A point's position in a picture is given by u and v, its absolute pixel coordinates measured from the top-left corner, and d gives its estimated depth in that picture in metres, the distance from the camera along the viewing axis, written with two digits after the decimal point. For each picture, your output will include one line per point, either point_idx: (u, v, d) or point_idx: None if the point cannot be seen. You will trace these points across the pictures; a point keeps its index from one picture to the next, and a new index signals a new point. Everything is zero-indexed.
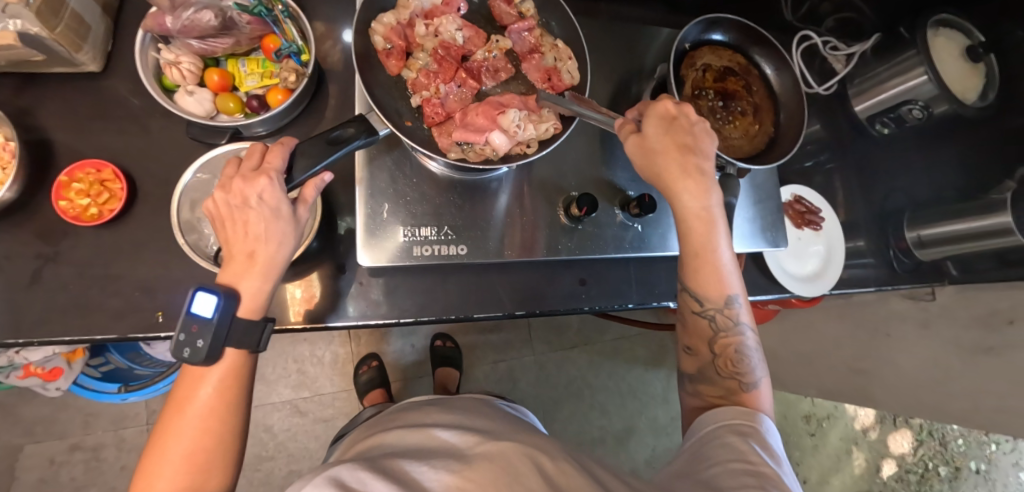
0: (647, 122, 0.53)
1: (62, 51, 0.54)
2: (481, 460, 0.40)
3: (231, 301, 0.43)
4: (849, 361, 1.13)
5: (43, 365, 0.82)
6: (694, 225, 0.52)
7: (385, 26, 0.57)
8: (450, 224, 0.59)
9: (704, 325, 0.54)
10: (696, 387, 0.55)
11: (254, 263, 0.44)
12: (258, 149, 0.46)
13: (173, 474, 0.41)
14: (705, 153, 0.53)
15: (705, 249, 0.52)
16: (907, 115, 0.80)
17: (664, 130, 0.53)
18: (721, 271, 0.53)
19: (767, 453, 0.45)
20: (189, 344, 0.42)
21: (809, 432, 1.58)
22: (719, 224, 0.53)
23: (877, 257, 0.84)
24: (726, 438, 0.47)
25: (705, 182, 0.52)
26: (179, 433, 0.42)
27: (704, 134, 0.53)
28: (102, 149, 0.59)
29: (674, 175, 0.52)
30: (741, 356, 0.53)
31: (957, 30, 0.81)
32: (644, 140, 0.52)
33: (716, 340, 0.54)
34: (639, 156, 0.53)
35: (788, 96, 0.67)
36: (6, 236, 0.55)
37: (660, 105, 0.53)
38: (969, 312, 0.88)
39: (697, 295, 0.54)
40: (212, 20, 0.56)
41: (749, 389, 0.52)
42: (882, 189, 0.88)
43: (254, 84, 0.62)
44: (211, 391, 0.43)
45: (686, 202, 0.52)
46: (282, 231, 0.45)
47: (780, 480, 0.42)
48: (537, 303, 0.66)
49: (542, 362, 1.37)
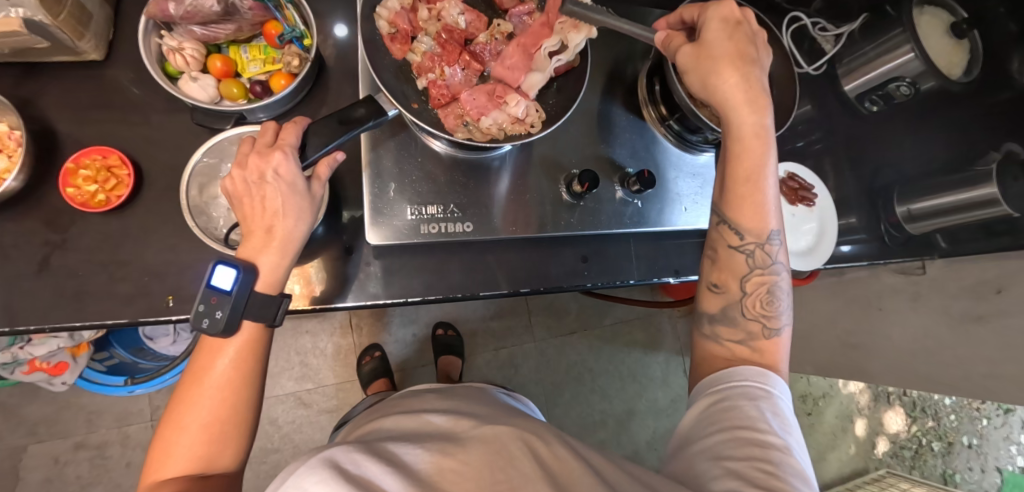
0: (710, 26, 0.53)
1: (65, 39, 0.55)
2: (474, 442, 0.41)
3: (250, 274, 0.44)
4: (844, 336, 1.16)
5: (48, 359, 0.82)
6: (749, 144, 0.52)
7: (390, 11, 0.58)
8: (455, 201, 0.60)
9: (739, 260, 0.54)
10: (714, 329, 0.55)
11: (272, 238, 0.45)
12: (271, 126, 0.48)
13: (192, 441, 0.42)
14: (761, 65, 0.54)
15: (752, 171, 0.52)
16: (895, 92, 0.83)
17: (727, 35, 0.53)
18: (764, 205, 0.53)
19: (776, 420, 0.46)
20: (208, 315, 0.43)
21: (806, 411, 1.61)
22: (769, 149, 0.53)
23: (869, 232, 0.86)
24: (736, 401, 0.47)
25: (764, 107, 0.53)
26: (196, 402, 0.43)
27: (762, 46, 0.55)
28: (107, 137, 0.60)
29: (736, 98, 0.52)
30: (770, 299, 0.54)
31: (940, 7, 0.84)
32: (704, 49, 0.52)
33: (748, 277, 0.54)
34: (694, 68, 0.53)
35: (780, 73, 0.68)
36: (15, 224, 0.55)
37: (725, 7, 0.53)
38: (958, 283, 0.92)
39: (737, 227, 0.54)
40: (215, 6, 0.56)
41: (770, 335, 0.53)
42: (873, 165, 0.90)
43: (256, 70, 0.63)
44: (227, 363, 0.44)
45: (745, 119, 0.52)
46: (299, 206, 0.46)
47: (785, 448, 0.44)
48: (540, 281, 0.67)
49: (543, 349, 1.38)
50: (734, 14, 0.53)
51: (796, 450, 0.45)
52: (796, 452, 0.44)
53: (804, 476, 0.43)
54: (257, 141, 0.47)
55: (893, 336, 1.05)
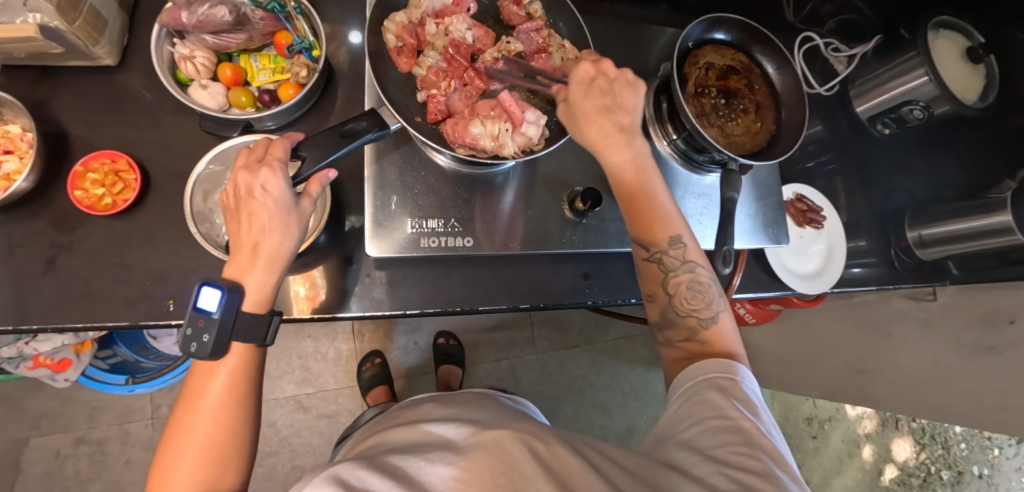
0: (571, 88, 0.55)
1: (80, 45, 0.56)
2: (474, 450, 0.40)
3: (235, 295, 0.44)
4: (851, 361, 1.13)
5: (52, 356, 0.83)
6: (626, 176, 0.55)
7: (397, 24, 0.59)
8: (456, 216, 0.60)
9: (654, 269, 0.54)
10: (664, 335, 0.55)
11: (258, 255, 0.45)
12: (263, 143, 0.48)
13: (190, 467, 0.42)
14: (629, 109, 0.55)
15: (642, 199, 0.55)
16: (908, 115, 0.82)
17: (585, 94, 0.54)
18: (662, 213, 0.54)
19: (746, 407, 0.44)
20: (196, 340, 0.43)
21: (811, 434, 1.58)
22: (649, 172, 0.55)
23: (879, 257, 0.84)
24: (705, 394, 0.46)
25: (626, 137, 0.55)
26: (192, 426, 0.42)
27: (625, 87, 0.55)
28: (117, 141, 0.61)
29: (599, 141, 0.54)
30: (695, 292, 0.53)
31: (956, 31, 0.83)
32: (571, 107, 0.55)
33: (667, 280, 0.54)
34: (570, 125, 0.55)
35: (789, 94, 0.68)
36: (23, 225, 0.56)
37: (579, 69, 0.54)
38: (968, 312, 0.89)
39: (642, 242, 0.54)
40: (226, 16, 0.57)
41: (709, 325, 0.52)
42: (884, 187, 0.88)
43: (265, 79, 0.64)
44: (221, 385, 0.44)
45: (612, 156, 0.54)
46: (285, 222, 0.46)
47: (758, 432, 0.42)
48: (542, 297, 0.67)
49: (544, 361, 1.37)
50: (589, 71, 0.54)
51: (770, 434, 0.44)
52: (770, 435, 0.43)
53: (781, 456, 0.41)
54: (248, 157, 0.47)
55: (903, 362, 1.02)
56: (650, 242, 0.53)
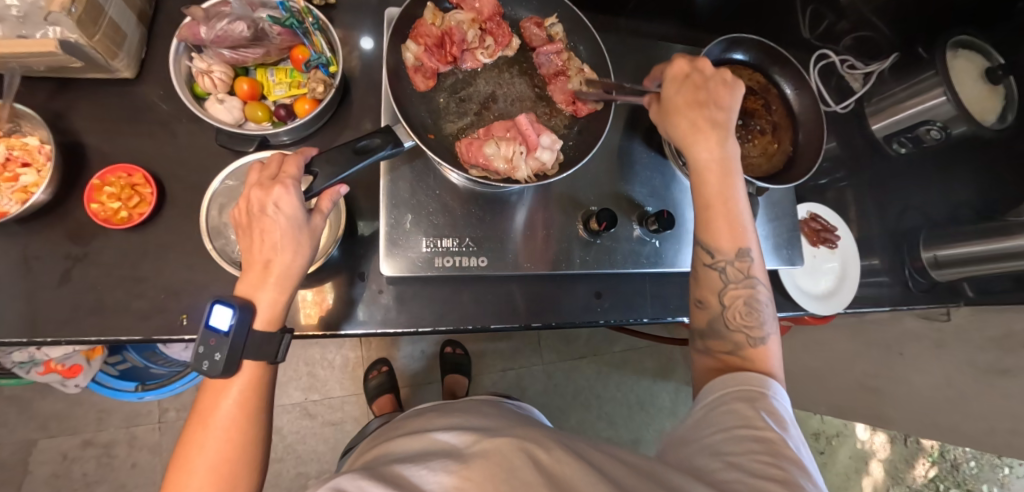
0: (666, 86, 0.57)
1: (98, 58, 0.56)
2: (477, 458, 0.40)
3: (247, 313, 0.43)
4: (861, 378, 1.12)
5: (63, 361, 0.83)
6: (708, 177, 0.53)
7: (418, 46, 0.59)
8: (471, 235, 0.60)
9: (713, 276, 0.53)
10: (706, 345, 0.53)
11: (269, 273, 0.45)
12: (276, 159, 0.47)
13: (201, 485, 0.40)
14: (723, 108, 0.54)
15: (717, 203, 0.52)
16: (925, 135, 0.81)
17: (677, 91, 0.56)
18: (734, 222, 0.52)
19: (773, 419, 0.43)
20: (207, 358, 0.42)
21: (819, 450, 1.58)
22: (734, 178, 0.54)
23: (893, 276, 0.83)
24: (732, 404, 0.45)
25: (719, 134, 0.54)
26: (203, 444, 0.42)
27: (721, 87, 0.55)
28: (133, 153, 0.61)
29: (685, 130, 0.54)
30: (751, 309, 0.52)
31: (975, 51, 0.82)
32: (665, 105, 0.56)
33: (725, 291, 0.52)
34: (660, 121, 0.57)
35: (808, 115, 0.67)
36: (38, 237, 0.57)
37: (674, 65, 0.57)
38: (982, 333, 0.89)
39: (709, 246, 0.53)
40: (244, 31, 0.58)
41: (759, 344, 0.51)
42: (898, 206, 0.87)
43: (282, 93, 0.64)
44: (232, 403, 0.43)
45: (699, 154, 0.53)
46: (297, 241, 0.45)
47: (788, 445, 0.41)
48: (552, 315, 0.67)
49: (550, 371, 1.37)
50: (683, 69, 0.57)
51: (798, 449, 0.42)
52: (798, 449, 0.42)
53: (807, 470, 0.40)
54: (261, 173, 0.46)
55: (915, 382, 1.01)
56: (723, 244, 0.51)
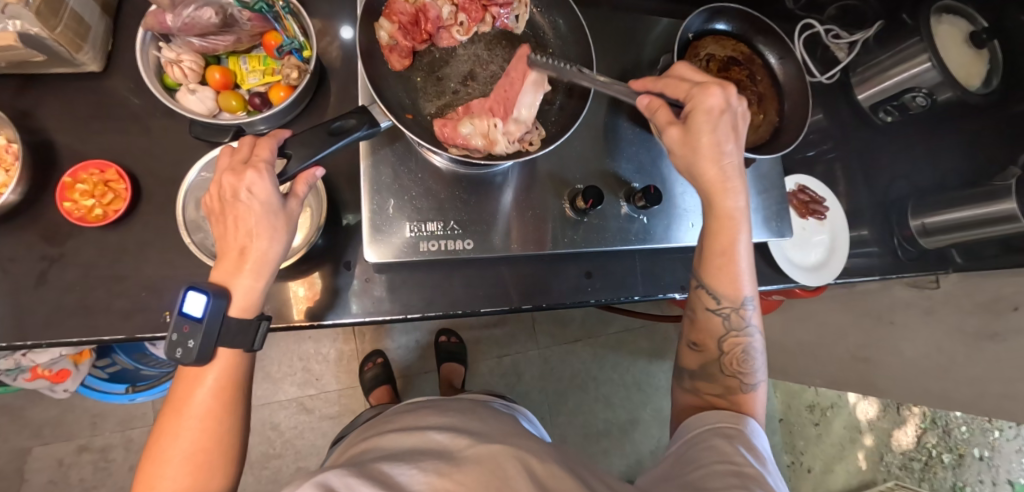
0: (694, 115, 0.50)
1: (62, 52, 0.54)
2: (470, 462, 0.40)
3: (221, 300, 0.42)
4: (854, 349, 1.13)
5: (51, 367, 0.81)
6: (727, 225, 0.53)
7: (392, 23, 0.57)
8: (455, 218, 0.59)
9: (716, 322, 0.56)
10: (694, 384, 0.58)
11: (246, 259, 0.43)
12: (248, 142, 0.46)
13: (177, 474, 0.40)
14: (740, 149, 0.53)
15: (733, 255, 0.54)
16: (910, 103, 0.80)
17: (710, 126, 0.50)
18: (741, 274, 0.54)
19: (751, 455, 0.47)
20: (181, 345, 0.41)
21: (813, 421, 1.60)
22: (745, 226, 0.54)
23: (882, 246, 0.84)
24: (712, 440, 0.49)
25: (741, 186, 0.53)
26: (178, 434, 0.41)
27: (741, 124, 0.52)
28: (105, 149, 0.59)
29: (713, 182, 0.52)
30: (746, 356, 0.56)
31: (959, 16, 0.81)
32: (690, 138, 0.51)
33: (724, 338, 0.56)
34: (684, 155, 0.52)
35: (792, 85, 0.66)
36: (10, 238, 0.55)
37: (708, 97, 0.50)
38: (972, 298, 0.90)
39: (713, 292, 0.55)
40: (212, 18, 0.56)
41: (748, 389, 0.55)
42: (885, 176, 0.87)
43: (255, 81, 0.63)
44: (206, 392, 0.43)
45: (724, 204, 0.53)
46: (273, 226, 0.44)
47: (763, 479, 0.43)
48: (543, 297, 0.66)
49: (546, 355, 1.37)
50: (717, 103, 0.50)
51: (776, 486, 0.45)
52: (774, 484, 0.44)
53: None
54: (233, 157, 0.45)
55: (907, 351, 1.02)
56: (728, 295, 0.54)
